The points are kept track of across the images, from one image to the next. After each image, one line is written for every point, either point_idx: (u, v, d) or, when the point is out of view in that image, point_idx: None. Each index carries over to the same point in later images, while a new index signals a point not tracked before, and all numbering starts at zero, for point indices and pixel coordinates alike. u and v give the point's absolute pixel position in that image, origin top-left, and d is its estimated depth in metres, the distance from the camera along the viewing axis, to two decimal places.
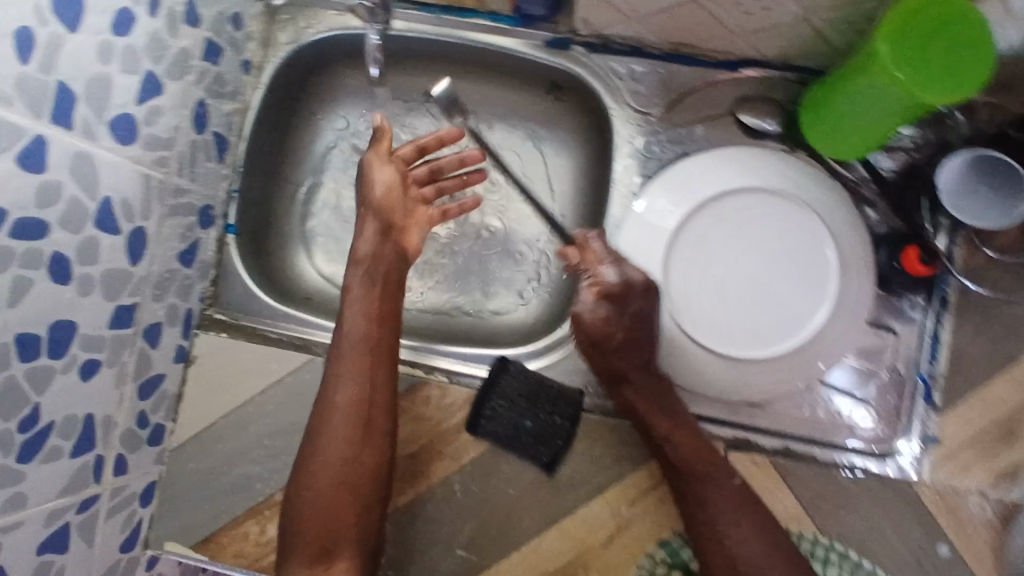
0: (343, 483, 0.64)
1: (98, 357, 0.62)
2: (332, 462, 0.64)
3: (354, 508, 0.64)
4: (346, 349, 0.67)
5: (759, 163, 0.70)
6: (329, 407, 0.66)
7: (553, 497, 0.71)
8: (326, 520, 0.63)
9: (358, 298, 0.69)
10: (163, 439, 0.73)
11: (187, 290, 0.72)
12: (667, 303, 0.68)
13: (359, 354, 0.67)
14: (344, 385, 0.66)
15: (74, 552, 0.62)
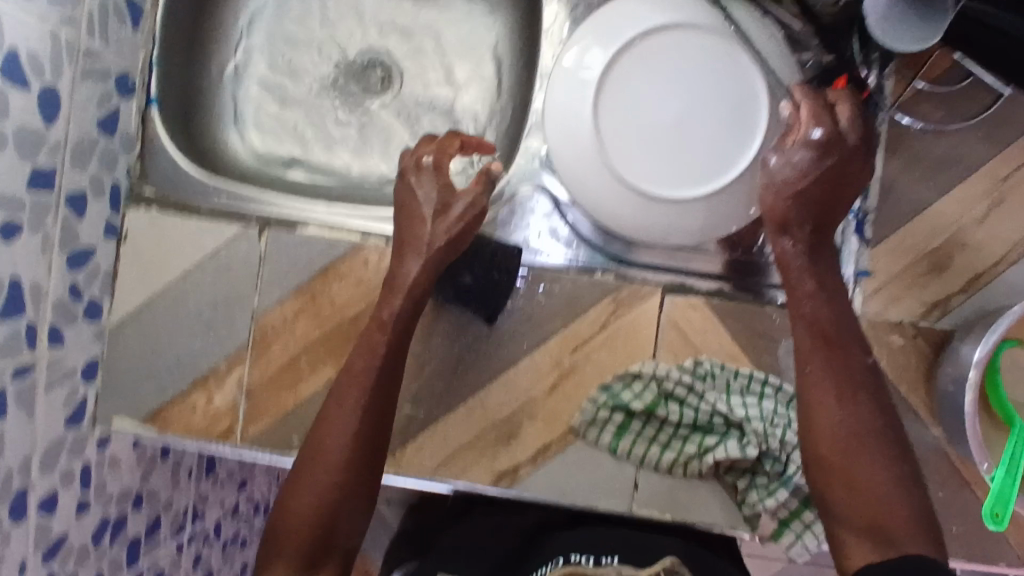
0: (350, 470, 0.63)
1: (19, 219, 0.60)
2: (340, 439, 0.63)
3: (353, 507, 0.64)
4: (365, 357, 0.65)
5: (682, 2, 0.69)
6: (336, 409, 0.64)
7: (497, 350, 0.72)
8: (331, 499, 0.62)
9: (391, 318, 0.66)
10: (102, 316, 0.72)
11: (111, 162, 0.71)
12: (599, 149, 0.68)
13: (379, 360, 0.65)
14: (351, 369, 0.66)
15: (13, 418, 0.62)
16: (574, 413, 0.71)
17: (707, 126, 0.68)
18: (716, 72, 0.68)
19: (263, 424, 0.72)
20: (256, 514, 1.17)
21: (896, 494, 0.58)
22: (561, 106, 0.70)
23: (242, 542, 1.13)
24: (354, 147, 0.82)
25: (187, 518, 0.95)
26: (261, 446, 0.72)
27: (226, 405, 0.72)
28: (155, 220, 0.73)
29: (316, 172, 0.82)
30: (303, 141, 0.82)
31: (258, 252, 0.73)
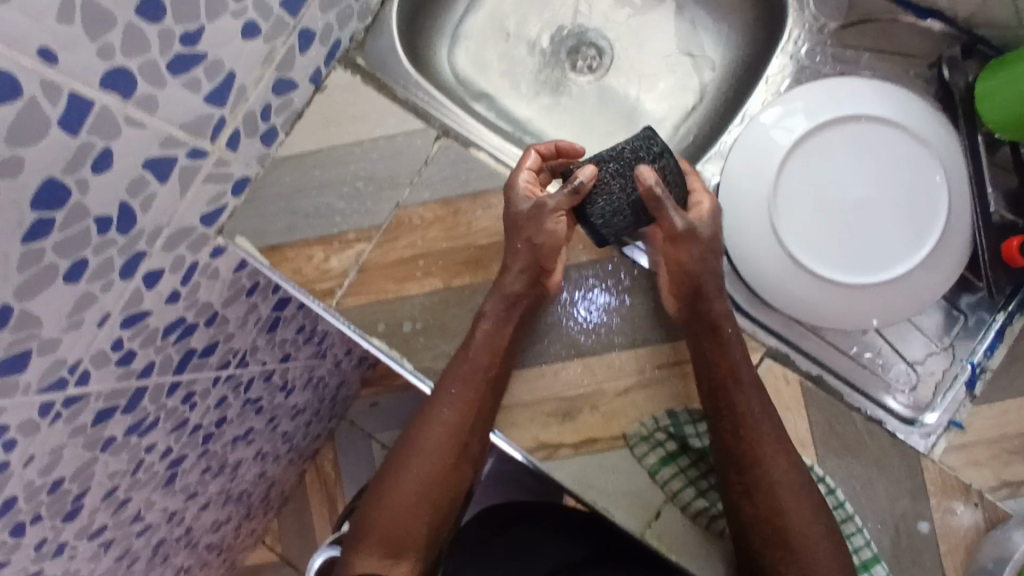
0: (441, 467, 0.69)
1: (261, 24, 0.65)
2: (438, 430, 0.70)
3: (446, 494, 0.69)
4: (473, 351, 0.70)
5: (908, 103, 0.70)
6: (443, 397, 0.70)
7: (590, 334, 0.74)
8: (421, 493, 0.68)
9: (497, 316, 0.70)
10: (271, 145, 0.77)
11: (345, 20, 0.76)
12: (769, 198, 0.70)
13: (482, 360, 0.70)
14: (450, 374, 0.71)
15: (169, 188, 0.67)
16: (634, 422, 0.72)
17: (879, 226, 0.69)
18: (910, 179, 0.69)
19: (361, 299, 0.76)
20: (281, 390, 1.21)
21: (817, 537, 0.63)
22: (749, 149, 0.72)
23: (258, 407, 1.17)
24: (544, 108, 0.88)
25: (235, 358, 0.99)
26: (349, 318, 0.76)
27: (338, 269, 0.77)
28: (355, 86, 0.79)
29: (500, 114, 0.87)
30: (505, 82, 0.88)
31: (427, 153, 0.77)
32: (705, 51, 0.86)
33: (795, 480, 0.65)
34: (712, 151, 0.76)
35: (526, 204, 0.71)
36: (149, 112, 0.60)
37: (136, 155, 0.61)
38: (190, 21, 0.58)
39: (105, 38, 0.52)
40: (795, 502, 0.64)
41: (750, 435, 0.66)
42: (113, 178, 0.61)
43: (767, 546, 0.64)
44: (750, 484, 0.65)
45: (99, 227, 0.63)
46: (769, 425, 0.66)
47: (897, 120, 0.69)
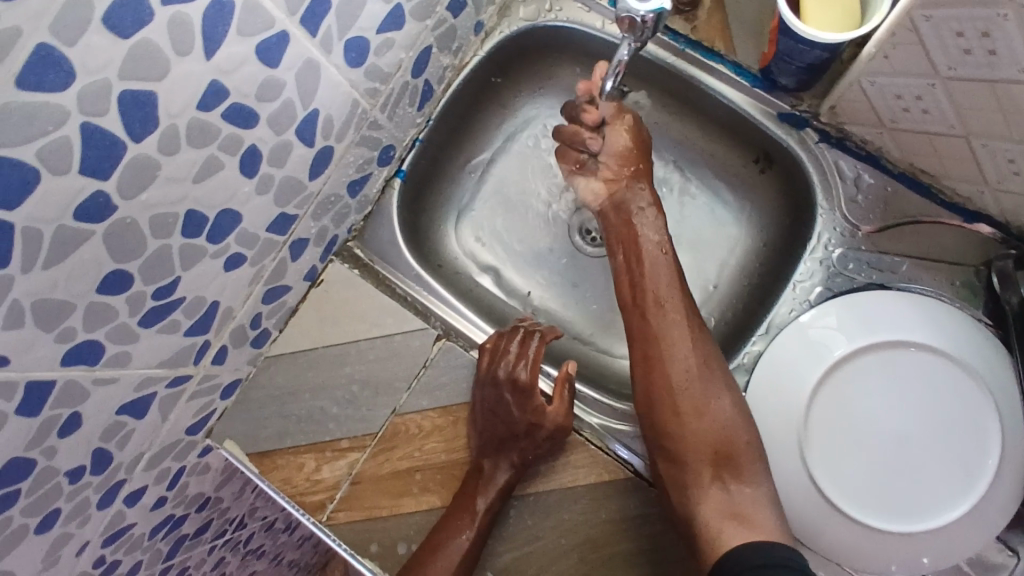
0: None
1: (245, 253, 0.62)
2: None
3: None
4: (471, 489, 0.67)
5: (953, 325, 0.64)
6: (440, 543, 0.65)
7: (602, 566, 0.67)
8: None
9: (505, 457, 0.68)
10: (263, 344, 0.73)
11: (342, 218, 0.73)
12: (802, 430, 0.64)
13: (481, 499, 0.66)
14: (439, 540, 0.66)
15: (148, 419, 0.63)
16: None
17: (920, 463, 0.63)
18: (958, 414, 0.63)
19: (354, 515, 0.71)
20: (285, 531, 1.16)
21: (738, 431, 0.61)
22: (778, 367, 0.66)
23: (260, 552, 1.13)
24: (557, 285, 0.83)
25: (232, 525, 0.95)
26: (341, 536, 0.71)
27: (330, 480, 0.72)
28: (353, 280, 0.75)
29: (508, 291, 0.83)
30: (512, 254, 0.84)
31: (426, 355, 0.72)
32: (727, 227, 0.81)
33: (692, 381, 0.63)
34: (736, 359, 0.71)
35: (524, 370, 0.70)
36: (120, 367, 0.56)
37: (108, 407, 0.57)
38: (162, 278, 0.54)
39: (64, 328, 0.48)
40: (705, 410, 0.62)
41: (683, 391, 0.63)
42: (83, 435, 0.57)
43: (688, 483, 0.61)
44: (651, 385, 0.64)
45: (71, 478, 0.59)
46: (695, 362, 0.63)
47: (943, 347, 0.64)
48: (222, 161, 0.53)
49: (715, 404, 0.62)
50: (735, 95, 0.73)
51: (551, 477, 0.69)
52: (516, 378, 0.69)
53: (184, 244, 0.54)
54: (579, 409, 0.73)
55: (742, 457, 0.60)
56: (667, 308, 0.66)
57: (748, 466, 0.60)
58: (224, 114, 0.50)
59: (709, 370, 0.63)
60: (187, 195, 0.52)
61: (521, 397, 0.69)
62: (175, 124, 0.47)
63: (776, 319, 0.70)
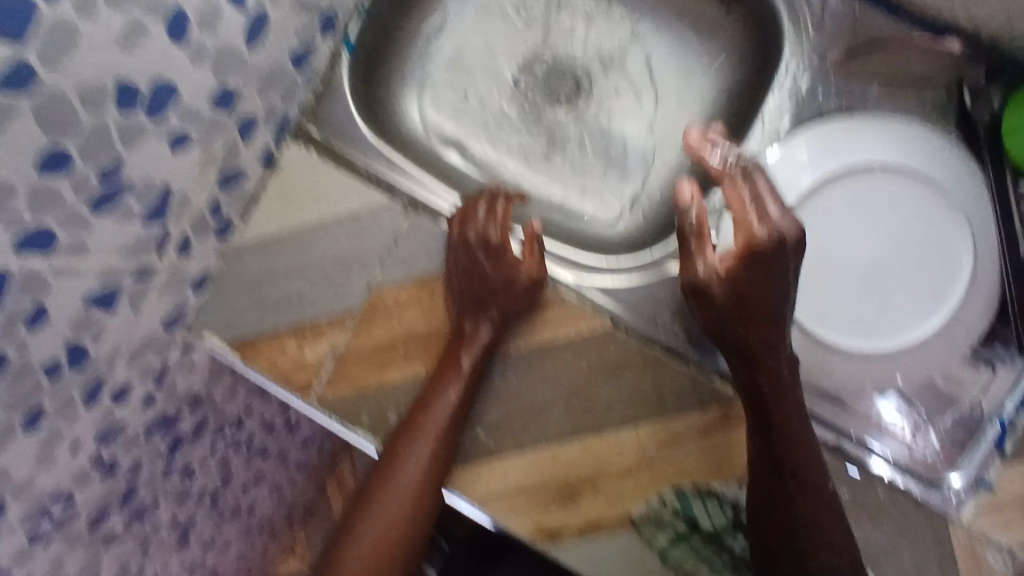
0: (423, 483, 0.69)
1: (191, 133, 0.59)
2: (418, 453, 0.68)
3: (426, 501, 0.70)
4: (451, 349, 0.70)
5: (919, 143, 0.64)
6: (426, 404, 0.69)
7: (584, 412, 0.70)
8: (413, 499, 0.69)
9: (486, 315, 0.69)
10: (229, 235, 0.72)
11: (291, 94, 0.70)
12: None
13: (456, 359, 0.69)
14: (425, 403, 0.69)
15: (120, 314, 0.63)
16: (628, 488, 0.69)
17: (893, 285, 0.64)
18: (930, 231, 0.63)
19: (343, 391, 0.72)
20: (286, 430, 1.20)
21: (820, 484, 0.61)
22: None
23: (265, 451, 1.17)
24: (523, 151, 0.81)
25: (230, 424, 0.98)
26: (331, 411, 0.72)
27: (314, 360, 0.73)
28: (311, 160, 0.73)
29: (473, 161, 0.80)
30: (474, 124, 0.81)
31: (394, 228, 0.71)
32: (693, 74, 0.78)
33: (795, 413, 0.61)
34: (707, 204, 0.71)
35: (494, 231, 0.71)
36: (77, 257, 0.55)
37: (75, 301, 0.57)
38: (105, 159, 0.52)
39: (8, 213, 0.46)
40: (799, 446, 0.61)
41: (782, 402, 0.61)
42: (54, 331, 0.56)
43: (780, 378, 0.61)
44: (763, 285, 0.60)
45: (51, 374, 0.59)
46: (789, 373, 0.61)
47: (911, 166, 0.63)
48: (146, 23, 0.50)
49: (815, 464, 0.61)
50: None
51: (532, 333, 0.71)
52: (487, 238, 0.71)
53: (122, 122, 0.52)
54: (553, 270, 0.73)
55: (829, 524, 0.60)
56: (774, 307, 0.60)
57: (823, 509, 0.60)
58: None
59: (816, 452, 0.61)
60: (116, 64, 0.49)
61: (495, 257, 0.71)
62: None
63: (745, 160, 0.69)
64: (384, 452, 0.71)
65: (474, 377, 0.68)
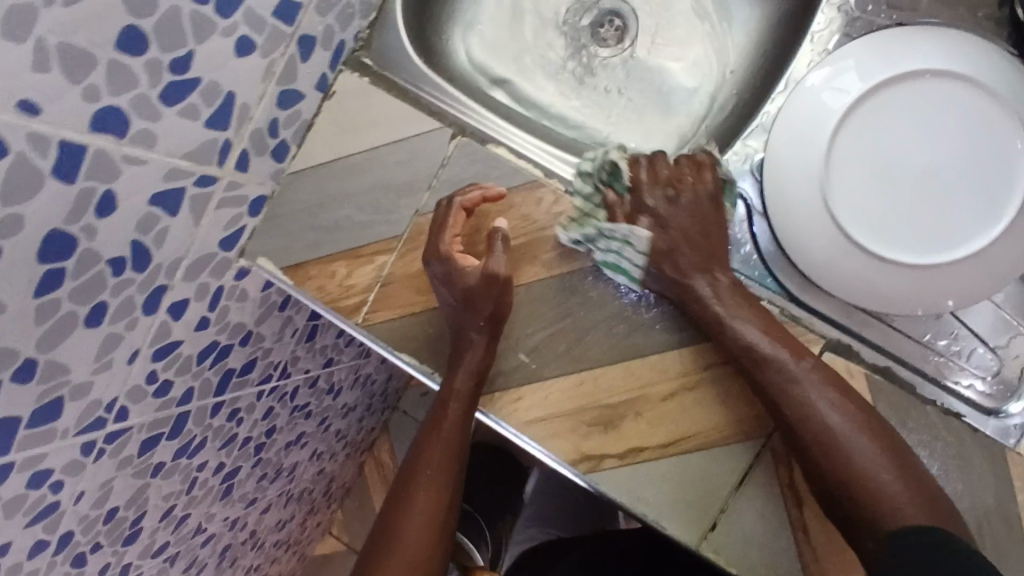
0: (451, 445, 0.70)
1: (255, 39, 0.61)
2: (440, 444, 0.70)
3: (448, 462, 0.69)
4: (443, 427, 0.69)
5: (961, 49, 0.61)
6: (403, 502, 0.68)
7: (626, 334, 0.69)
8: (440, 496, 0.68)
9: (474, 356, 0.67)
10: (283, 160, 0.74)
11: (347, 20, 0.71)
12: (828, 183, 0.63)
13: (447, 450, 0.69)
14: (455, 395, 0.68)
15: (180, 220, 0.65)
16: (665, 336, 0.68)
17: (950, 183, 0.61)
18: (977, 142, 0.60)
19: (374, 318, 0.73)
20: (329, 394, 1.23)
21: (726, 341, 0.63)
22: (800, 112, 0.64)
23: (307, 413, 1.18)
24: (565, 91, 0.82)
25: (275, 371, 0.99)
26: (377, 335, 0.73)
27: (361, 284, 0.74)
28: (365, 88, 0.74)
29: (520, 101, 0.82)
30: (519, 64, 0.83)
31: (444, 153, 0.73)
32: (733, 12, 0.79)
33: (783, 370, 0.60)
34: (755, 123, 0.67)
35: (443, 240, 0.69)
36: (145, 149, 0.57)
37: (140, 196, 0.59)
38: (176, 48, 0.55)
39: (89, 81, 0.49)
40: (771, 382, 0.61)
41: (762, 365, 0.61)
42: (120, 222, 0.59)
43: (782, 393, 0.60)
44: (770, 393, 0.61)
45: (114, 268, 0.61)
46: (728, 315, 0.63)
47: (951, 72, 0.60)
48: None
49: (847, 432, 0.57)
50: None
51: (573, 257, 0.70)
52: (449, 276, 0.68)
53: (193, 11, 0.54)
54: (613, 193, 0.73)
55: (827, 448, 0.58)
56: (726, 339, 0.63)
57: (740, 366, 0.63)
58: None
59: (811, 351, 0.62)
60: None
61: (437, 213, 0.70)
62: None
63: (794, 75, 0.67)
64: (384, 511, 0.69)
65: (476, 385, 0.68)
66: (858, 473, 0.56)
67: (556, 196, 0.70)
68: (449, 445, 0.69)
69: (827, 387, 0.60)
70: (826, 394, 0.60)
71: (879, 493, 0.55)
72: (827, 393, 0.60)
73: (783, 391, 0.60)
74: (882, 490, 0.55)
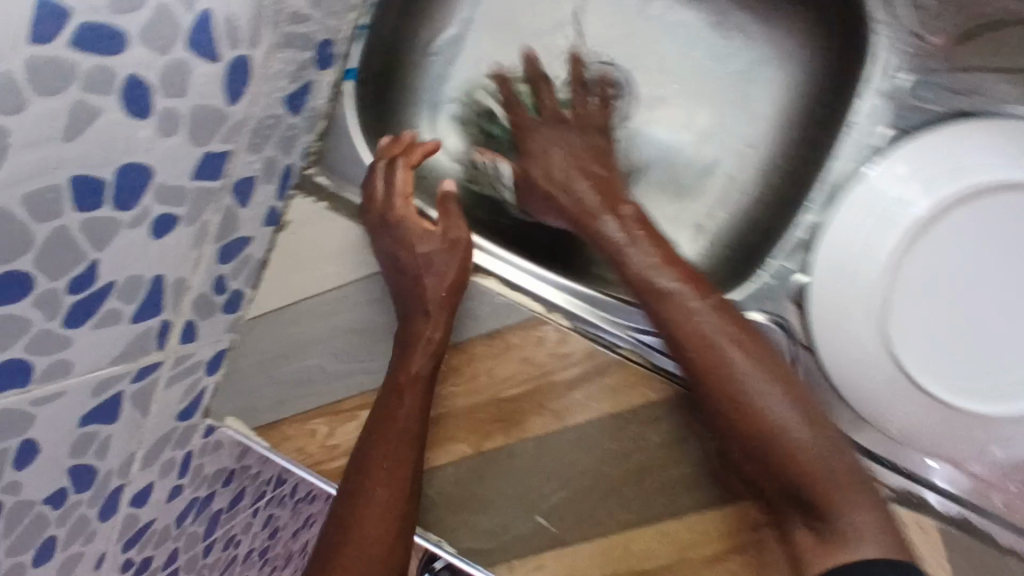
0: (411, 450, 0.57)
1: (176, 213, 0.49)
2: (409, 428, 0.57)
3: (411, 464, 0.57)
4: (382, 446, 0.56)
5: None
6: (367, 480, 0.56)
7: (657, 491, 0.59)
8: (405, 474, 0.56)
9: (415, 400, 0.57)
10: (239, 308, 0.63)
11: (292, 142, 0.59)
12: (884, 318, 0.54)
13: (394, 449, 0.56)
14: (406, 386, 0.56)
15: (123, 422, 0.55)
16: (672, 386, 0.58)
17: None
18: None
19: None
20: None
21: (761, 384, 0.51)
22: (845, 229, 0.54)
23: (310, 498, 1.10)
24: None
25: (270, 485, 0.92)
26: None
27: (344, 445, 0.64)
28: (324, 217, 0.63)
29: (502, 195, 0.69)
30: None
31: None
32: (749, 72, 0.66)
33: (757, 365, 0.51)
34: (789, 232, 0.59)
35: (399, 209, 0.59)
36: (60, 380, 0.46)
37: (65, 427, 0.48)
38: (72, 269, 0.42)
39: None
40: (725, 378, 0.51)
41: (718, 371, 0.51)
42: (46, 460, 0.48)
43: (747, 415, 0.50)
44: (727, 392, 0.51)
45: (53, 504, 0.51)
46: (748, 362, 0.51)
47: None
48: (96, 103, 0.39)
49: (818, 461, 0.49)
50: None
51: (588, 405, 0.59)
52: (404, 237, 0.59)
53: (86, 222, 0.42)
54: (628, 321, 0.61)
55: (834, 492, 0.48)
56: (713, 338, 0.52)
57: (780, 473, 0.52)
58: (71, 39, 0.36)
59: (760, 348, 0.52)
60: (65, 163, 0.38)
61: (383, 235, 0.60)
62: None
63: (834, 177, 0.57)
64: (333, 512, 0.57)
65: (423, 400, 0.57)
66: (758, 419, 0.50)
67: (562, 334, 0.59)
68: (411, 446, 0.57)
69: (734, 342, 0.52)
70: (760, 375, 0.51)
71: (820, 479, 0.48)
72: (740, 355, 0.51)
73: (721, 373, 0.51)
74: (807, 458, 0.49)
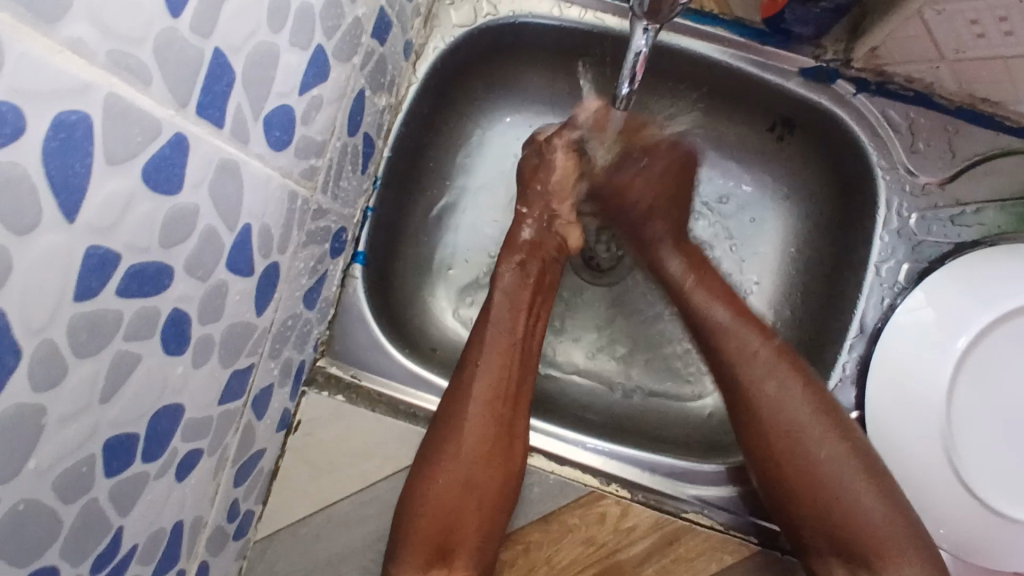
0: (486, 433, 0.55)
1: (200, 446, 0.43)
2: (479, 408, 0.55)
3: (487, 446, 0.55)
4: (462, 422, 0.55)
5: None
6: (443, 452, 0.54)
7: None
8: (477, 449, 0.54)
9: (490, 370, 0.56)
10: (248, 530, 0.55)
11: (304, 338, 0.55)
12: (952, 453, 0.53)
13: (481, 429, 0.55)
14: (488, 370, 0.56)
15: None
16: (747, 547, 0.55)
17: None
18: None
19: None
20: None
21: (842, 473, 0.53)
22: (898, 367, 0.55)
23: None
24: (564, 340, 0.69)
25: None
26: None
27: None
28: (339, 410, 0.58)
29: None
30: None
31: None
32: (750, 216, 0.69)
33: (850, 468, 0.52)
34: (834, 380, 0.59)
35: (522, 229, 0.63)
36: None
37: None
38: (97, 544, 0.36)
39: None
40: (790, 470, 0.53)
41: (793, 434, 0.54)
42: None
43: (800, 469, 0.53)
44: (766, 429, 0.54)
45: None
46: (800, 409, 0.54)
47: None
48: (135, 351, 0.34)
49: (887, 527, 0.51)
50: (718, 53, 0.60)
51: None
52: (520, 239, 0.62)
53: (114, 485, 0.36)
54: (684, 486, 0.58)
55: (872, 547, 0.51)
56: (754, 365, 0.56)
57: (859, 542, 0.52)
58: (122, 289, 0.31)
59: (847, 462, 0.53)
60: (100, 428, 0.33)
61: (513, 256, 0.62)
62: (24, 350, 0.27)
63: (868, 317, 0.58)
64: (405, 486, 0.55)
65: (504, 390, 0.56)
66: (824, 479, 0.53)
67: (623, 507, 0.55)
68: (483, 419, 0.55)
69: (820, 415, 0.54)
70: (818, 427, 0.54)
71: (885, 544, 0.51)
72: (793, 380, 0.55)
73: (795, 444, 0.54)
74: (875, 507, 0.51)
